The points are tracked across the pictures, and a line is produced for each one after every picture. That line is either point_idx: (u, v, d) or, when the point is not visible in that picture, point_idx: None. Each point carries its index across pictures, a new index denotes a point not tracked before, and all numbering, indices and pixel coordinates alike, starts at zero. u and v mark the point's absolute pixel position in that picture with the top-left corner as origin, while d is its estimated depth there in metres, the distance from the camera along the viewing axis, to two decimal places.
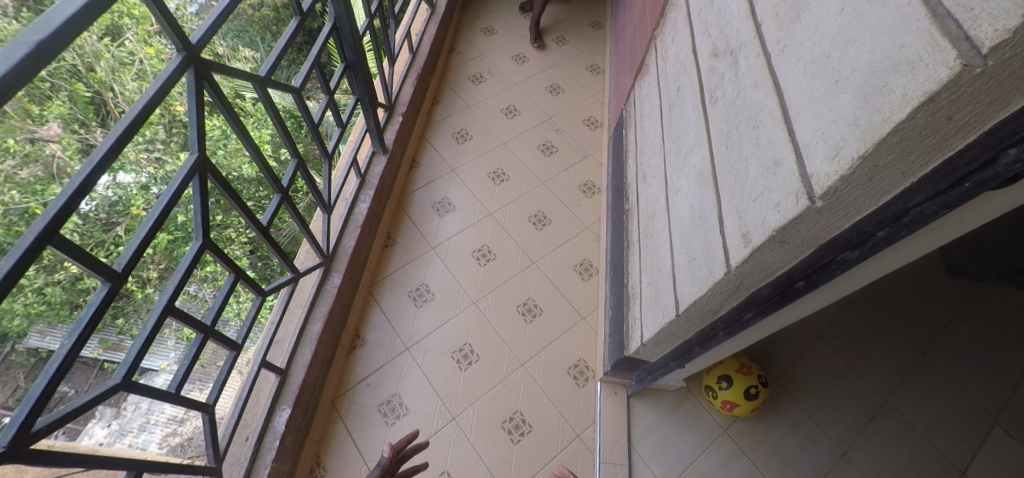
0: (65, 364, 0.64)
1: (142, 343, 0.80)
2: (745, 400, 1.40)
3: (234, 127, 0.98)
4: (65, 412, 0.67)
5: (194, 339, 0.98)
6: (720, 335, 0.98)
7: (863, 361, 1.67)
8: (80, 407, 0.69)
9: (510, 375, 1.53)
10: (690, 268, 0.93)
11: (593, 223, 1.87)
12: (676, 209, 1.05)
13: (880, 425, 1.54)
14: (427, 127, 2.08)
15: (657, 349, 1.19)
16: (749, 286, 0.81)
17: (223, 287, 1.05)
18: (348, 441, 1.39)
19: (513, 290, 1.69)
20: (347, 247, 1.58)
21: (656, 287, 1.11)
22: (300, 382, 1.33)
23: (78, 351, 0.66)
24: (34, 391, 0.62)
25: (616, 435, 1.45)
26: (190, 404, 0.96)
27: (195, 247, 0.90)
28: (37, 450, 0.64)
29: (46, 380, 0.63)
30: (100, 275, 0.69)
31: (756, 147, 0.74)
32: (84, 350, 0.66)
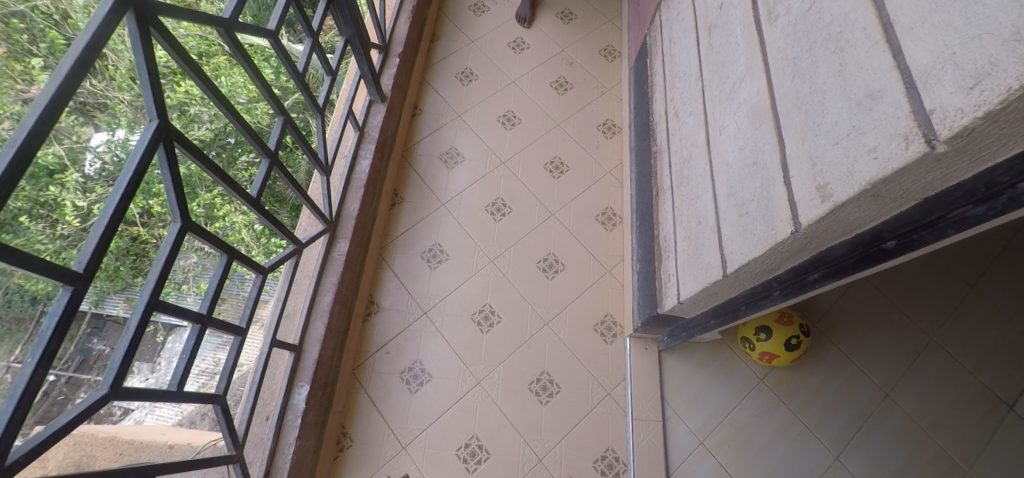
0: (33, 387, 0.59)
1: (126, 346, 0.74)
2: (785, 350, 1.32)
3: (200, 82, 0.85)
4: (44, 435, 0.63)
5: (190, 329, 0.90)
6: (774, 295, 0.88)
7: (910, 299, 1.55)
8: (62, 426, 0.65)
9: (534, 335, 1.46)
10: (740, 224, 0.81)
11: (615, 166, 1.72)
12: (722, 152, 0.91)
13: (924, 366, 1.46)
14: (426, 69, 1.89)
15: (695, 307, 1.09)
16: (818, 245, 0.69)
17: (216, 270, 0.96)
18: (373, 410, 1.36)
19: (532, 246, 1.58)
20: (351, 209, 1.46)
21: (696, 241, 1.00)
22: (316, 356, 1.28)
23: (46, 370, 0.60)
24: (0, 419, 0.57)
25: (648, 392, 1.40)
26: (195, 398, 0.91)
27: (175, 230, 0.80)
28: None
29: (13, 405, 0.57)
30: (60, 281, 0.61)
31: (838, 75, 0.59)
32: (52, 368, 0.60)
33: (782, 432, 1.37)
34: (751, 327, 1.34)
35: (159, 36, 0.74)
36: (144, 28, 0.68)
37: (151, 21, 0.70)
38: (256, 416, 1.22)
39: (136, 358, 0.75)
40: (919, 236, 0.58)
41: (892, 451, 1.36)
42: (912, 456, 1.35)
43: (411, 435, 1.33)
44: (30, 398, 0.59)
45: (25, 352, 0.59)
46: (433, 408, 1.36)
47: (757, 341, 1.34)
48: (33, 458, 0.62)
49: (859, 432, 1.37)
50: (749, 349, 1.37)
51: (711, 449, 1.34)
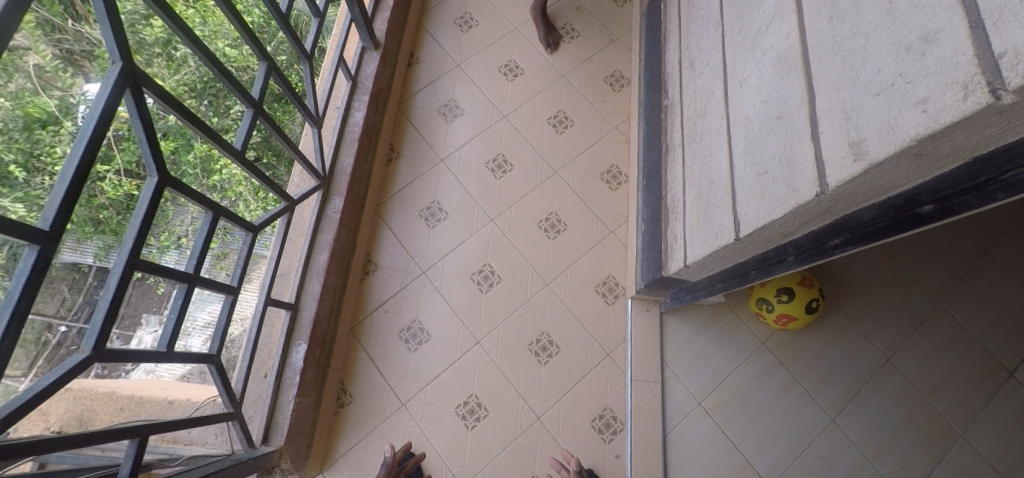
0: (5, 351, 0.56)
1: (107, 307, 0.71)
2: (804, 313, 1.29)
3: (169, 22, 0.77)
4: (24, 400, 0.60)
5: (177, 288, 0.87)
6: (789, 260, 0.83)
7: (921, 262, 1.51)
8: (42, 391, 0.63)
9: (534, 297, 1.43)
10: (757, 184, 0.76)
11: (621, 121, 1.64)
12: (741, 105, 0.84)
13: (929, 331, 1.44)
14: (423, 14, 1.77)
15: (703, 270, 1.05)
16: (844, 207, 0.64)
17: (202, 227, 0.91)
18: (372, 369, 1.35)
19: (534, 204, 1.53)
20: (346, 164, 1.40)
21: (707, 201, 0.94)
22: (313, 315, 1.25)
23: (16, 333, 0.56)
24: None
25: (649, 354, 1.38)
26: (187, 359, 0.88)
27: (151, 185, 0.75)
28: None
29: None
30: (23, 239, 0.56)
31: (887, 15, 0.51)
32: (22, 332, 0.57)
33: (781, 394, 1.36)
34: (772, 288, 1.29)
35: None
36: None
37: None
38: (254, 374, 1.21)
39: (119, 319, 0.72)
40: (961, 200, 0.53)
41: (890, 413, 1.36)
42: (910, 419, 1.35)
43: (410, 394, 1.33)
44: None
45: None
46: (433, 367, 1.35)
47: (777, 303, 1.30)
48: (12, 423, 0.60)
49: (859, 396, 1.37)
50: (766, 311, 1.32)
51: (709, 410, 1.34)
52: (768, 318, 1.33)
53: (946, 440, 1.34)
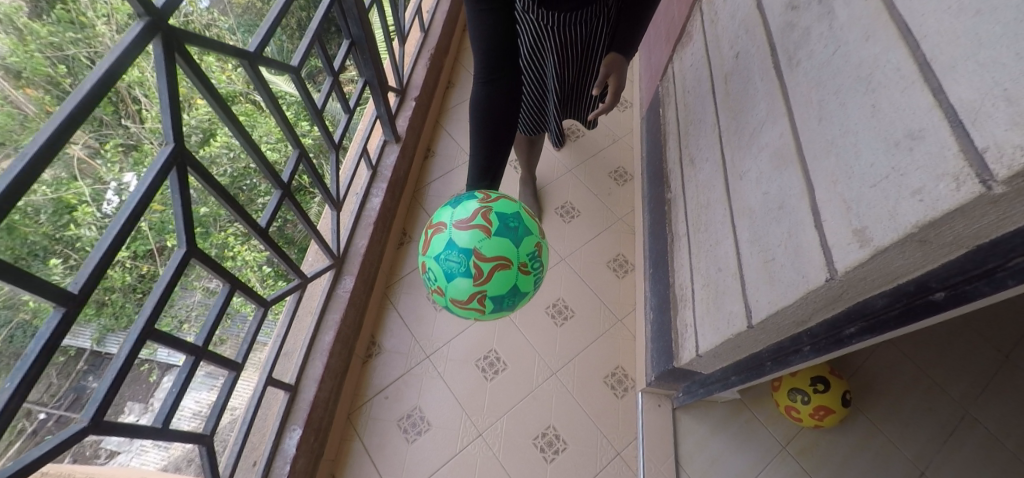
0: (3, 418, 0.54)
1: (113, 376, 0.69)
2: (840, 404, 1.24)
3: (220, 112, 0.85)
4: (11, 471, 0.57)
5: (184, 362, 0.85)
6: (806, 350, 0.80)
7: (939, 366, 1.43)
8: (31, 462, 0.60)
9: (540, 386, 1.38)
10: (766, 271, 0.77)
11: (626, 213, 1.70)
12: (743, 197, 0.88)
13: (962, 442, 1.32)
14: (441, 114, 1.93)
15: (715, 360, 1.02)
16: (855, 295, 0.64)
17: (217, 300, 0.92)
18: (367, 461, 1.28)
19: (540, 290, 1.54)
20: (359, 246, 1.43)
21: (716, 289, 0.95)
22: (312, 397, 1.20)
23: (23, 397, 0.55)
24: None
25: (662, 453, 1.29)
26: (178, 437, 0.84)
27: (178, 256, 0.78)
28: None
29: None
30: (52, 300, 0.58)
31: (872, 116, 0.57)
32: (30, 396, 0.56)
33: None
34: (806, 378, 1.24)
35: (185, 64, 0.74)
36: (170, 56, 0.69)
37: (176, 49, 0.70)
38: (243, 461, 1.13)
39: (122, 389, 0.70)
40: (972, 287, 0.53)
41: None
42: None
43: None
44: None
45: (4, 376, 0.55)
46: (431, 462, 1.28)
47: (812, 393, 1.24)
48: None
49: None
50: (801, 403, 1.25)
51: None
52: (804, 412, 1.25)
53: None
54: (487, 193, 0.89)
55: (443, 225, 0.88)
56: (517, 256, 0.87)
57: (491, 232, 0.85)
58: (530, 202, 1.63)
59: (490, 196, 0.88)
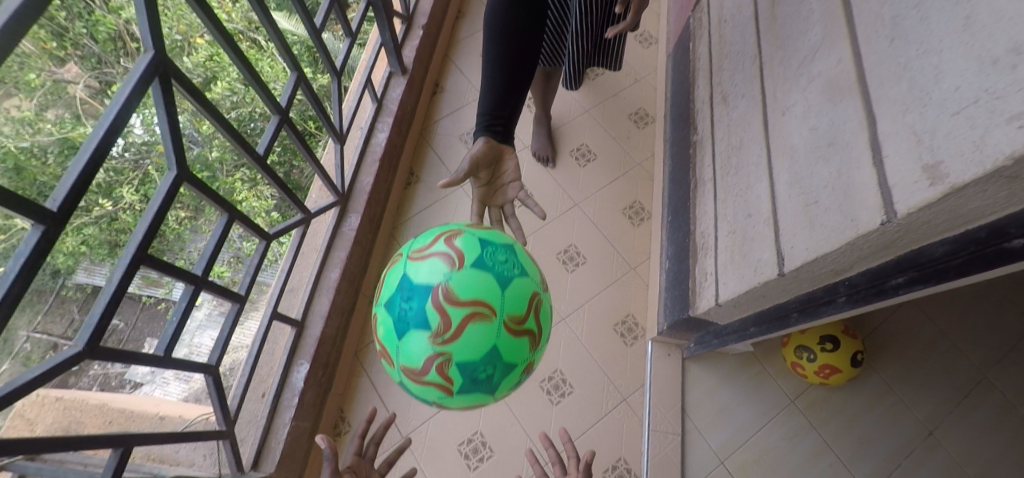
0: None
1: (107, 301, 0.65)
2: (848, 365, 1.19)
3: (206, 20, 0.76)
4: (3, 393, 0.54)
5: (183, 292, 0.82)
6: (840, 301, 0.75)
7: (961, 329, 1.37)
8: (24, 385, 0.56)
9: (548, 331, 1.36)
10: (806, 216, 0.70)
11: (645, 159, 1.61)
12: (785, 134, 0.79)
13: (975, 406, 1.28)
14: (450, 47, 1.80)
15: (735, 311, 0.97)
16: (911, 242, 0.57)
17: (216, 230, 0.87)
18: (374, 397, 1.29)
19: (552, 236, 1.48)
20: (364, 183, 1.37)
21: (744, 236, 0.89)
22: (319, 334, 1.18)
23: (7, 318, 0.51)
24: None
25: (669, 402, 1.27)
26: (182, 366, 0.82)
27: (169, 180, 0.72)
28: None
29: None
30: (28, 217, 0.53)
31: (963, 30, 0.48)
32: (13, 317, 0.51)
33: (813, 460, 1.23)
34: (814, 336, 1.20)
35: None
36: None
37: None
38: (251, 392, 1.14)
39: (118, 315, 0.66)
40: None
41: None
42: None
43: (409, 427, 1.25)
44: None
45: None
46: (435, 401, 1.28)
47: (819, 352, 1.19)
48: None
49: (898, 469, 1.23)
50: (806, 360, 1.21)
51: (733, 471, 1.22)
52: (808, 369, 1.21)
53: None
54: (447, 326, 0.62)
55: (394, 361, 0.67)
56: (495, 394, 0.69)
57: (454, 390, 0.65)
58: (544, 144, 1.55)
59: (452, 323, 0.62)
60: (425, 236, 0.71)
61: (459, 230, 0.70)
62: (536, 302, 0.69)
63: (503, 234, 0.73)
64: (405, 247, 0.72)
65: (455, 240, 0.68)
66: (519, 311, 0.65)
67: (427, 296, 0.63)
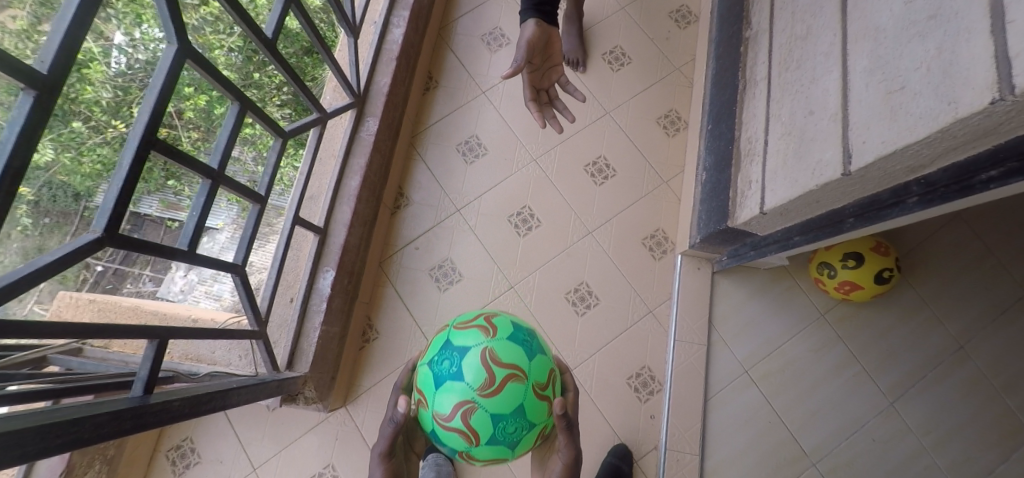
0: None
1: (120, 186, 0.58)
2: (871, 283, 1.10)
3: None
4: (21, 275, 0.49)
5: (200, 185, 0.75)
6: (909, 203, 0.69)
7: (1010, 245, 1.30)
8: (45, 268, 0.51)
9: (574, 244, 1.33)
10: (886, 105, 0.62)
11: (685, 63, 1.48)
12: (870, 13, 0.69)
13: (1014, 319, 1.26)
14: None
15: (780, 220, 0.92)
16: (1017, 128, 0.50)
17: (229, 121, 0.80)
18: (399, 306, 1.30)
19: (580, 146, 1.41)
20: (382, 84, 1.28)
21: (803, 137, 0.81)
22: (342, 242, 1.16)
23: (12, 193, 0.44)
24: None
25: (696, 314, 1.27)
26: (208, 263, 0.79)
27: (170, 55, 0.64)
28: None
29: None
30: (16, 77, 0.43)
31: None
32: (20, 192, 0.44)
33: (837, 371, 1.24)
34: (839, 252, 1.12)
35: None
36: None
37: None
38: (280, 297, 1.14)
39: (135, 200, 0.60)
40: None
41: (953, 409, 1.21)
42: (978, 413, 1.21)
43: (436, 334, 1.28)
44: None
45: None
46: (461, 311, 1.29)
47: (842, 269, 1.12)
48: (8, 300, 0.48)
49: (922, 382, 1.23)
50: (827, 277, 1.15)
51: (756, 380, 1.23)
52: (827, 285, 1.15)
53: (1015, 439, 1.20)
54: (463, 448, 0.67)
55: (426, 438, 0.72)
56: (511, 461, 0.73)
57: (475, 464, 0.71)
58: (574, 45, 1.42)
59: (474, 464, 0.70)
60: (441, 396, 0.66)
61: (472, 400, 0.64)
62: (542, 436, 0.71)
63: (516, 381, 0.65)
64: (424, 390, 0.68)
65: (470, 419, 0.64)
66: (524, 453, 0.70)
67: (452, 446, 0.68)
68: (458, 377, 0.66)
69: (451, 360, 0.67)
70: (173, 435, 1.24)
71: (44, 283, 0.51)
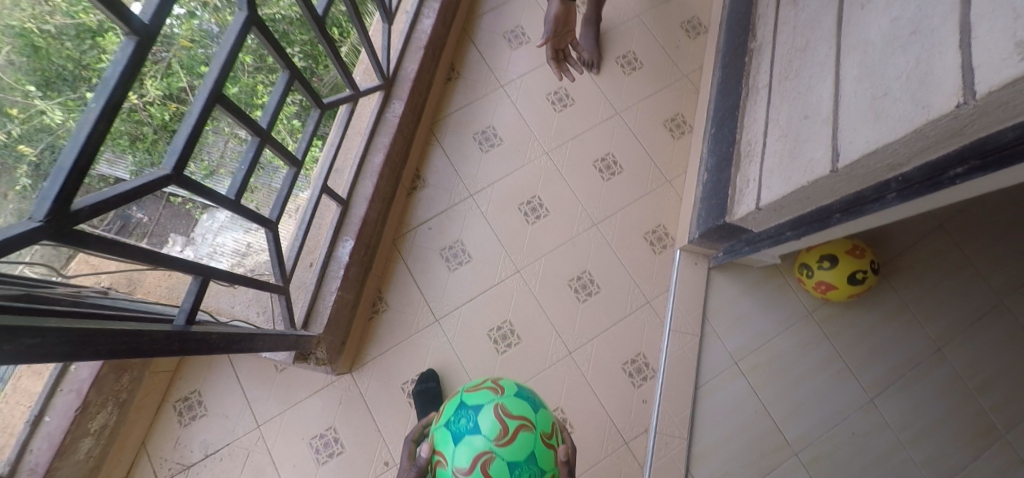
0: (93, 142, 0.48)
1: (189, 131, 0.65)
2: (845, 283, 1.17)
3: None
4: (105, 196, 0.54)
5: (249, 143, 0.82)
6: (888, 197, 0.78)
7: (988, 257, 1.39)
8: (122, 194, 0.56)
9: (579, 234, 1.41)
10: (870, 109, 0.70)
11: (693, 70, 1.57)
12: (861, 27, 0.77)
13: (988, 325, 1.35)
14: None
15: (774, 216, 1.00)
16: (979, 130, 0.58)
17: (278, 88, 0.87)
18: (410, 281, 1.37)
19: (591, 142, 1.48)
20: (409, 71, 1.36)
21: (797, 138, 0.89)
22: (363, 215, 1.24)
23: (110, 122, 0.50)
24: (64, 162, 0.47)
25: (691, 305, 1.34)
26: (250, 217, 0.85)
27: (240, 21, 0.70)
28: (79, 233, 0.51)
29: (76, 150, 0.47)
30: (121, 23, 0.50)
31: None
32: (116, 121, 0.50)
33: (821, 367, 1.31)
34: (815, 254, 1.20)
35: None
36: None
37: None
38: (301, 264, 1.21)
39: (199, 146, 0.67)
40: None
41: (927, 407, 1.29)
42: (950, 411, 1.29)
43: (444, 311, 1.35)
44: (90, 157, 0.49)
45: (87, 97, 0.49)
46: (469, 289, 1.36)
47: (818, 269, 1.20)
48: (94, 218, 0.54)
49: (901, 380, 1.31)
50: (805, 277, 1.23)
51: (745, 371, 1.31)
52: (806, 285, 1.23)
53: (984, 437, 1.28)
54: None
55: None
56: None
57: None
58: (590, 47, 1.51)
59: None
60: (459, 450, 0.78)
61: (491, 450, 0.77)
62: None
63: (526, 431, 0.79)
64: (444, 449, 0.80)
65: (490, 466, 0.76)
66: None
67: None
68: (476, 431, 0.79)
69: (468, 418, 0.81)
70: (182, 386, 1.30)
71: (118, 205, 0.56)
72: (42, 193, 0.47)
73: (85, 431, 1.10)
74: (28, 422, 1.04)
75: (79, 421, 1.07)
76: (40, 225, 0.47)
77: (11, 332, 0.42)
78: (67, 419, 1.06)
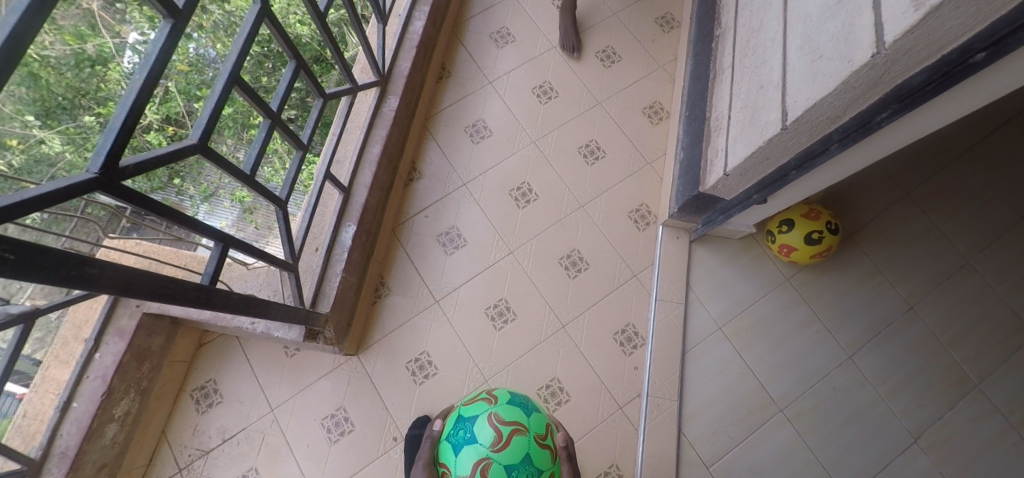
0: (140, 104, 0.58)
1: (212, 108, 0.75)
2: (803, 245, 1.26)
3: None
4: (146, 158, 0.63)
5: (262, 125, 0.91)
6: (832, 149, 0.88)
7: (953, 220, 1.48)
8: (160, 157, 0.66)
9: (568, 215, 1.49)
10: (810, 71, 0.79)
11: (669, 61, 1.67)
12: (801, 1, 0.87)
13: (956, 285, 1.43)
14: None
15: (742, 180, 1.09)
16: (895, 76, 0.68)
17: (285, 77, 0.96)
18: (409, 266, 1.45)
19: (575, 130, 1.58)
20: (402, 69, 1.46)
21: (754, 106, 0.99)
22: (363, 202, 1.32)
23: (152, 89, 0.59)
24: (114, 122, 0.56)
25: (675, 276, 1.43)
26: (264, 193, 0.93)
27: (254, 13, 0.80)
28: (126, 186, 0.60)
29: (126, 111, 0.57)
30: (160, 6, 0.60)
31: None
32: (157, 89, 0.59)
33: (801, 329, 1.39)
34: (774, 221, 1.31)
35: None
36: None
37: None
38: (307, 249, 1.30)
39: (221, 120, 0.76)
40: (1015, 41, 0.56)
41: (902, 362, 1.37)
42: (925, 365, 1.37)
43: (443, 292, 1.43)
44: (137, 116, 0.58)
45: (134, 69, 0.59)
46: (465, 270, 1.44)
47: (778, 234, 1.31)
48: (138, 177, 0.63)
49: (876, 338, 1.39)
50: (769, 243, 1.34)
51: (729, 335, 1.39)
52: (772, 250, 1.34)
53: (959, 388, 1.35)
54: None
55: None
56: None
57: None
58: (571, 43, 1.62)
59: None
60: (461, 459, 0.84)
61: (488, 456, 0.82)
62: None
63: (520, 434, 0.84)
64: (447, 461, 0.86)
65: (488, 472, 0.81)
66: None
67: None
68: (473, 440, 0.84)
69: (465, 429, 0.87)
70: (199, 376, 1.37)
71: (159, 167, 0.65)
72: (96, 150, 0.56)
73: (110, 416, 1.16)
74: (58, 407, 1.11)
75: (105, 405, 1.14)
76: (95, 177, 0.56)
77: (84, 262, 0.54)
78: (93, 404, 1.13)
